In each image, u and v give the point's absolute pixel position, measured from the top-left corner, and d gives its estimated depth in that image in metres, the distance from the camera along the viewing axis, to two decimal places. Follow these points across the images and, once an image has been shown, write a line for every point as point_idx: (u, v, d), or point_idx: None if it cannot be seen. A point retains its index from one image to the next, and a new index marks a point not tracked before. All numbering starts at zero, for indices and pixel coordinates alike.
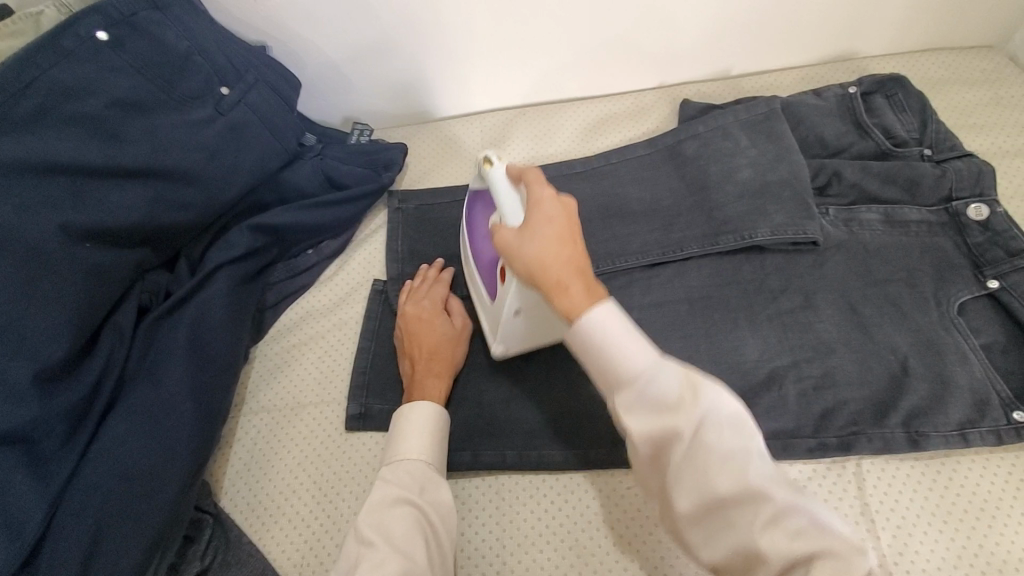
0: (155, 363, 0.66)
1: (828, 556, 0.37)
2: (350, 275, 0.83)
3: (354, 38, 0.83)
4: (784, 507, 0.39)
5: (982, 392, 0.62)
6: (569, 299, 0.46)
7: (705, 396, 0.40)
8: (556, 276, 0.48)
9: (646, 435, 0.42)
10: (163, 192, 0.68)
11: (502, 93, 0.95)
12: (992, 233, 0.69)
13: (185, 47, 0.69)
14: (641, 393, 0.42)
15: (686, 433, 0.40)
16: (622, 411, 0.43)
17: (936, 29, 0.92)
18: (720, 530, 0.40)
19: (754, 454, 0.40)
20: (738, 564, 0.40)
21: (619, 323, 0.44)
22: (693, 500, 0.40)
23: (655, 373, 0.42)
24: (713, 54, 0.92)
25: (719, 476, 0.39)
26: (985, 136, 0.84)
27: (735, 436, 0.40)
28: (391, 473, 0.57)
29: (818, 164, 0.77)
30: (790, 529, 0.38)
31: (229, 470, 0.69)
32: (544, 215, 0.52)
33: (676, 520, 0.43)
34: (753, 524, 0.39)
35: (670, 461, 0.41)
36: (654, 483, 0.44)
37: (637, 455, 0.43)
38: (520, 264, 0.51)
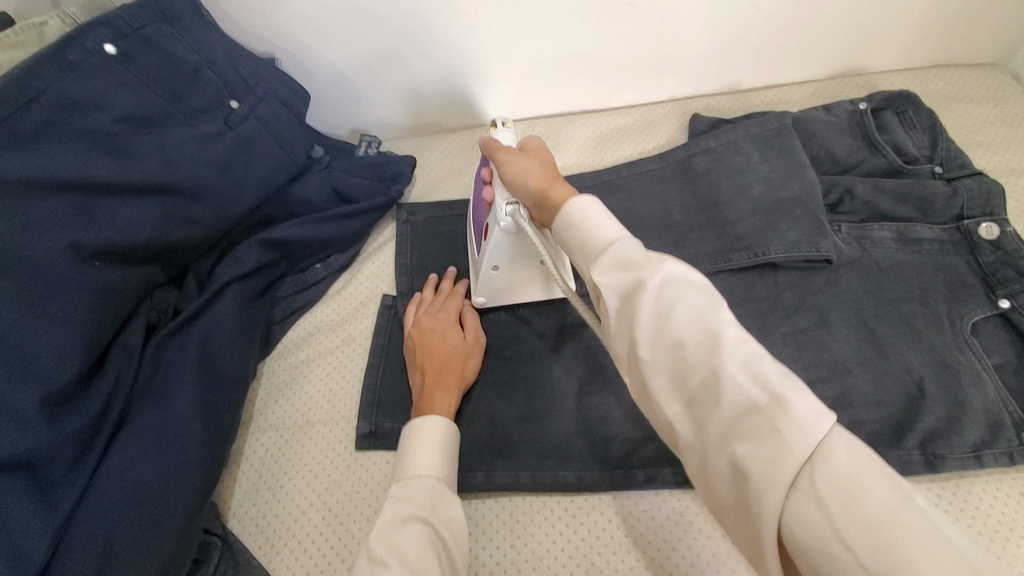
0: (163, 381, 0.65)
1: (785, 405, 0.35)
2: (358, 290, 0.82)
3: (363, 49, 0.82)
4: (748, 356, 0.38)
5: (996, 413, 0.62)
6: (562, 197, 0.51)
7: (672, 259, 0.42)
8: (550, 183, 0.54)
9: (616, 289, 0.42)
10: (172, 208, 0.67)
11: (510, 105, 0.94)
12: (1003, 252, 0.69)
13: (193, 60, 0.68)
14: (612, 254, 0.43)
15: (651, 280, 0.40)
16: (596, 270, 0.44)
17: (943, 45, 0.92)
18: (682, 379, 0.39)
19: (719, 308, 0.40)
20: (701, 422, 0.39)
21: (587, 200, 0.47)
22: (656, 346, 0.40)
23: (624, 236, 0.44)
24: (722, 68, 0.92)
25: (681, 321, 0.39)
26: (994, 153, 0.84)
27: (701, 295, 0.40)
28: (401, 490, 0.56)
29: (829, 181, 0.77)
30: (753, 373, 0.37)
31: (237, 490, 0.68)
32: (537, 150, 0.61)
33: (642, 380, 0.41)
34: (713, 364, 0.38)
35: (635, 312, 0.41)
36: (622, 352, 0.43)
37: (606, 313, 0.44)
38: (517, 179, 0.57)
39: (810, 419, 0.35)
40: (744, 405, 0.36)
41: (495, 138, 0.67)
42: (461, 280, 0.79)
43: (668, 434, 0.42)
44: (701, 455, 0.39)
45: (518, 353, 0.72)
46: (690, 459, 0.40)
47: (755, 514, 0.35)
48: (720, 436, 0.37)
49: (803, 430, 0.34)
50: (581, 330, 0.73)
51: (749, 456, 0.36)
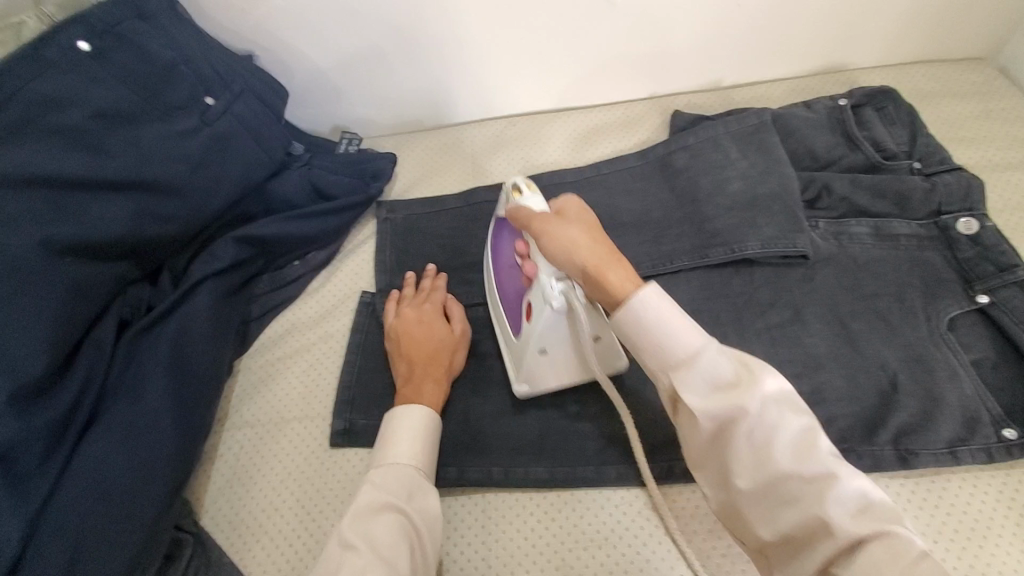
0: (136, 377, 0.64)
1: (885, 534, 0.38)
2: (337, 287, 0.82)
3: (342, 47, 0.82)
4: (845, 485, 0.40)
5: (972, 408, 0.61)
6: (617, 281, 0.50)
7: (763, 380, 0.43)
8: (604, 258, 0.52)
9: (708, 412, 0.44)
10: (146, 205, 0.67)
11: (492, 103, 0.94)
12: (982, 248, 0.68)
13: (169, 56, 0.68)
14: (702, 378, 0.45)
15: (749, 406, 0.42)
16: (683, 389, 0.45)
17: (926, 41, 0.92)
18: (779, 505, 0.42)
19: (813, 434, 0.42)
20: (800, 542, 0.42)
21: (663, 305, 0.47)
22: (753, 473, 0.42)
23: (713, 354, 0.45)
24: (704, 65, 0.92)
25: (779, 450, 0.41)
26: (976, 148, 0.84)
27: (795, 420, 0.42)
28: (379, 476, 0.56)
29: (807, 177, 0.76)
30: (848, 505, 0.40)
31: (211, 486, 0.68)
32: (577, 212, 0.58)
33: (737, 501, 0.44)
34: (815, 496, 0.40)
35: (731, 438, 0.43)
36: (714, 467, 0.46)
37: (693, 431, 0.45)
38: (568, 254, 0.53)
39: (907, 546, 0.37)
40: (843, 535, 0.39)
41: (523, 203, 0.61)
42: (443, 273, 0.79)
43: (764, 546, 0.44)
44: (799, 572, 0.42)
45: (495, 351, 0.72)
46: (788, 571, 0.43)
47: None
48: (820, 562, 0.40)
49: (896, 557, 0.37)
50: None
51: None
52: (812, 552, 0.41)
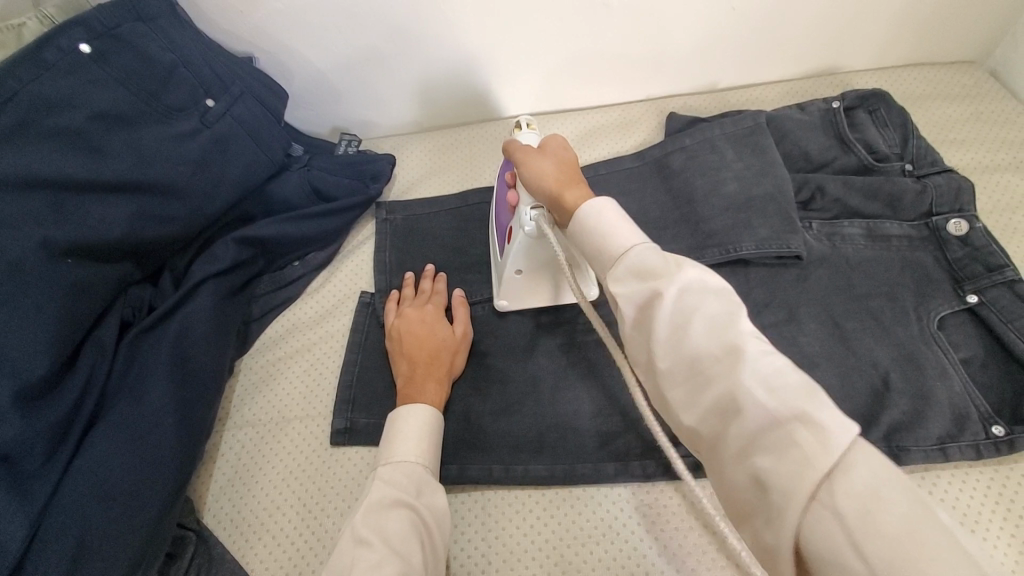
0: (137, 377, 0.65)
1: (804, 415, 0.35)
2: (336, 287, 0.82)
3: (341, 49, 0.83)
4: (764, 363, 0.37)
5: (961, 406, 0.63)
6: (573, 201, 0.53)
7: (687, 269, 0.42)
8: (566, 184, 0.55)
9: (635, 301, 0.43)
10: (146, 206, 0.68)
11: (490, 104, 0.95)
12: (972, 248, 0.70)
13: (169, 58, 0.69)
14: (631, 267, 0.44)
15: (668, 290, 0.41)
16: (613, 278, 0.45)
17: (917, 44, 0.94)
18: (699, 387, 0.39)
19: (736, 316, 0.40)
20: (720, 428, 0.38)
21: (612, 212, 0.49)
22: (673, 354, 0.41)
23: (643, 247, 0.45)
24: (700, 67, 0.93)
25: (696, 329, 0.40)
26: (966, 150, 0.85)
27: (719, 306, 0.40)
28: (387, 473, 0.56)
29: (801, 178, 0.77)
30: (771, 387, 0.36)
31: (213, 485, 0.69)
32: (557, 147, 0.60)
33: (663, 388, 0.42)
34: (729, 374, 0.38)
35: (652, 320, 0.41)
36: (642, 358, 0.44)
37: (624, 321, 0.45)
38: (536, 179, 0.57)
39: (830, 428, 0.34)
40: (760, 415, 0.36)
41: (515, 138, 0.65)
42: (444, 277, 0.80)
43: (693, 438, 0.41)
44: (724, 461, 0.38)
45: (494, 350, 0.73)
46: (716, 465, 0.39)
47: (772, 521, 0.35)
48: (738, 445, 0.37)
49: (820, 442, 0.33)
50: (555, 330, 0.73)
51: (764, 463, 0.35)
52: (729, 437, 0.38)
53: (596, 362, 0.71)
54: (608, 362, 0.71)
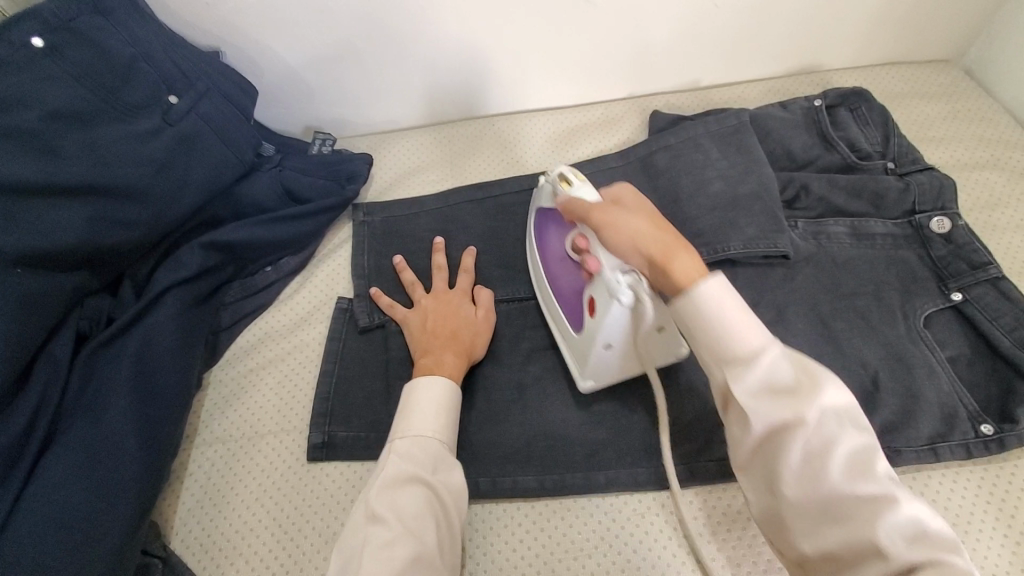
0: (97, 395, 0.61)
1: (938, 562, 0.38)
2: (312, 293, 0.78)
3: (313, 44, 0.79)
4: (901, 506, 0.40)
5: (950, 405, 0.63)
6: (683, 269, 0.49)
7: (827, 391, 0.43)
8: (670, 241, 0.51)
9: (766, 419, 0.44)
10: (105, 210, 0.63)
11: (469, 103, 0.93)
12: (954, 246, 0.70)
13: (128, 52, 0.65)
14: (762, 382, 0.44)
15: (807, 416, 0.42)
16: (741, 389, 0.44)
17: (896, 43, 0.94)
18: (826, 522, 0.41)
19: (872, 451, 0.42)
20: (845, 559, 0.41)
21: (730, 301, 0.47)
22: (806, 489, 0.42)
23: (775, 358, 0.45)
24: (684, 65, 0.92)
25: (835, 465, 0.41)
26: (945, 148, 0.86)
27: (858, 436, 0.42)
28: (403, 447, 0.53)
29: (785, 177, 0.77)
30: (903, 532, 0.39)
31: (181, 508, 0.65)
32: (635, 202, 0.57)
33: (782, 512, 0.43)
34: (871, 518, 0.39)
35: (787, 445, 0.42)
36: (760, 471, 0.45)
37: (741, 434, 0.45)
38: (630, 239, 0.52)
39: (960, 571, 0.37)
40: (894, 560, 0.38)
41: (575, 197, 0.59)
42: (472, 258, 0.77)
43: (801, 559, 0.43)
44: None
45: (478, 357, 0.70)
46: None
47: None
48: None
49: None
50: (543, 335, 0.71)
51: None
52: (857, 570, 0.40)
53: None
54: None
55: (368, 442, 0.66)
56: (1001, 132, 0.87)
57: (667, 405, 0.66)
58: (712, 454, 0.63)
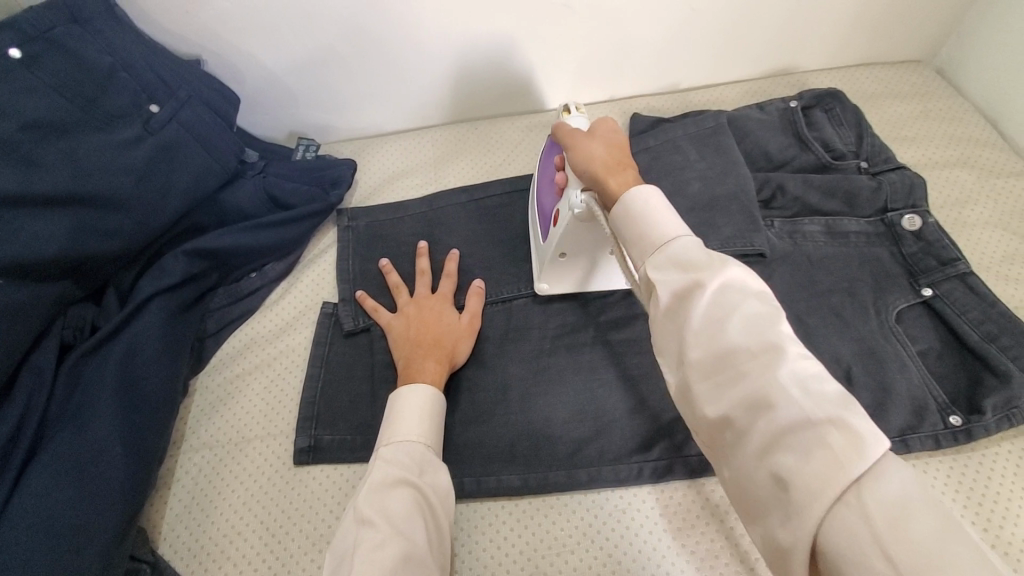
0: (82, 403, 0.61)
1: (836, 420, 0.35)
2: (298, 298, 0.79)
3: (294, 50, 0.80)
4: (801, 367, 0.38)
5: (920, 397, 0.64)
6: (615, 186, 0.52)
7: (733, 268, 0.43)
8: (617, 164, 0.54)
9: (672, 289, 0.43)
10: (87, 220, 0.64)
11: (451, 107, 0.93)
12: (924, 243, 0.72)
13: (106, 62, 0.65)
14: (671, 256, 0.45)
15: (709, 283, 0.42)
16: (652, 262, 0.46)
17: (870, 44, 0.96)
18: (726, 382, 0.39)
19: (777, 319, 0.41)
20: (742, 423, 0.38)
21: (655, 200, 0.48)
22: (706, 347, 0.40)
23: (687, 240, 0.45)
24: (663, 67, 0.93)
25: (733, 325, 0.40)
26: (917, 147, 0.88)
27: (762, 306, 0.41)
28: (389, 452, 0.55)
29: (762, 178, 0.78)
30: (804, 388, 0.37)
31: (169, 513, 0.65)
32: (608, 128, 0.59)
33: (687, 379, 0.42)
34: (764, 370, 0.38)
35: (689, 309, 0.42)
36: (670, 345, 0.43)
37: (656, 309, 0.44)
38: (586, 161, 0.56)
39: (862, 432, 0.34)
40: (791, 414, 0.36)
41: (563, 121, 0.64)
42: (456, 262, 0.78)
43: (713, 434, 0.41)
44: (742, 455, 0.38)
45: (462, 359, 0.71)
46: (733, 467, 0.39)
47: (789, 512, 0.35)
48: (761, 442, 0.37)
49: (849, 443, 0.34)
50: (526, 335, 0.73)
51: (791, 460, 0.35)
52: (752, 430, 0.38)
53: (567, 367, 0.70)
54: (579, 367, 0.70)
55: (354, 444, 0.67)
56: (971, 130, 0.89)
57: (647, 403, 0.67)
58: (691, 450, 0.64)
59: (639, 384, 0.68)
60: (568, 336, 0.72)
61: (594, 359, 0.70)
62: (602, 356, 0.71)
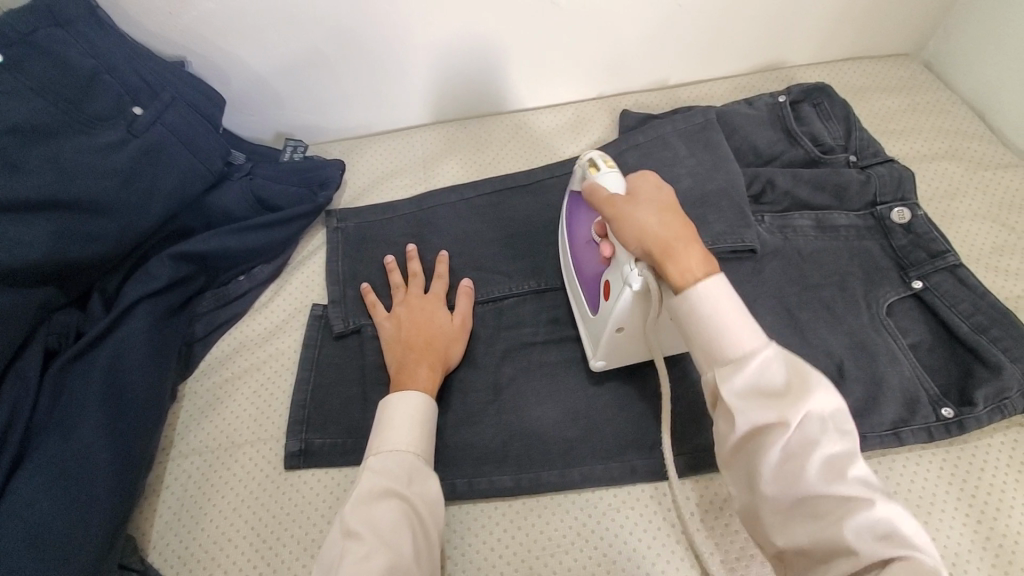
0: (67, 411, 0.60)
1: (909, 561, 0.39)
2: (287, 300, 0.78)
3: (280, 51, 0.79)
4: (874, 506, 0.41)
5: (911, 391, 0.65)
6: (681, 271, 0.49)
7: (813, 392, 0.44)
8: (678, 239, 0.50)
9: (749, 420, 0.45)
10: (69, 225, 0.63)
11: (440, 106, 0.93)
12: (914, 236, 0.72)
13: (89, 65, 0.64)
14: (751, 382, 0.45)
15: (792, 421, 0.43)
16: (728, 389, 0.45)
17: (857, 38, 0.96)
18: (801, 518, 0.43)
19: (852, 456, 0.43)
20: (815, 554, 0.42)
21: (729, 304, 0.47)
22: (784, 487, 0.43)
23: (766, 363, 0.46)
24: (652, 64, 0.93)
25: (814, 467, 0.42)
26: (904, 141, 0.88)
27: (840, 440, 0.43)
28: (377, 462, 0.54)
29: (751, 173, 0.78)
30: (878, 528, 0.40)
31: (158, 520, 0.64)
32: (654, 188, 0.55)
33: (758, 507, 0.45)
34: (842, 516, 0.41)
35: (769, 444, 0.43)
36: (742, 469, 0.46)
37: (728, 433, 0.46)
38: (638, 233, 0.51)
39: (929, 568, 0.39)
40: (866, 554, 0.40)
41: (600, 182, 0.58)
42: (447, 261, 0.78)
43: (779, 553, 0.45)
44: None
45: None
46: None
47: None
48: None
49: None
50: (518, 334, 0.72)
51: None
52: (829, 563, 0.41)
53: (559, 366, 0.70)
54: (571, 366, 0.70)
55: (345, 447, 0.66)
56: (959, 123, 0.89)
57: (639, 400, 0.67)
58: (683, 447, 0.64)
59: (631, 382, 0.68)
60: (560, 334, 0.72)
61: (586, 357, 0.70)
62: None
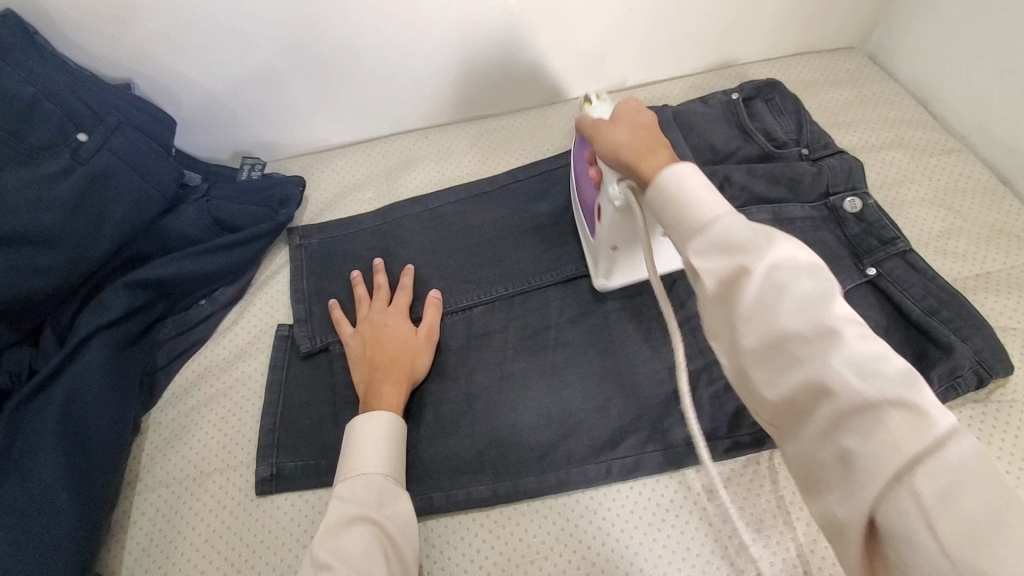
0: (22, 451, 0.58)
1: (902, 401, 0.35)
2: (252, 322, 0.77)
3: (231, 68, 0.78)
4: (858, 346, 0.37)
5: None
6: (651, 168, 0.50)
7: (782, 244, 0.41)
8: (650, 147, 0.52)
9: (718, 276, 0.42)
10: (17, 261, 0.62)
11: (400, 116, 0.92)
12: (866, 225, 0.75)
13: (29, 94, 0.62)
14: (713, 238, 0.43)
15: (758, 268, 0.40)
16: (692, 249, 0.44)
17: (804, 34, 0.99)
18: (784, 370, 0.39)
19: (829, 297, 0.39)
20: (802, 406, 0.39)
21: (693, 178, 0.46)
22: (758, 334, 0.40)
23: (729, 219, 0.43)
24: (608, 67, 0.94)
25: (785, 310, 0.39)
26: (853, 132, 0.91)
27: (818, 284, 0.40)
28: (346, 489, 0.54)
29: (709, 170, 0.80)
30: (863, 372, 0.37)
31: (127, 558, 0.63)
32: (632, 111, 0.57)
33: (743, 365, 0.42)
34: (821, 356, 0.38)
35: (739, 294, 0.41)
36: (722, 331, 0.43)
37: (704, 297, 0.43)
38: (613, 146, 0.55)
39: (926, 416, 0.34)
40: (852, 398, 0.36)
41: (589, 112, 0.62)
42: (413, 273, 0.77)
43: (771, 417, 0.42)
44: (802, 438, 0.39)
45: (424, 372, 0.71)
46: (791, 442, 0.41)
47: (848, 497, 0.36)
48: (823, 424, 0.38)
49: (914, 429, 0.34)
50: (489, 341, 0.72)
51: (852, 449, 0.36)
52: (815, 414, 0.38)
53: (530, 370, 0.70)
54: (543, 370, 0.70)
55: (318, 469, 0.65)
56: (903, 112, 0.93)
57: (611, 401, 0.67)
58: (656, 444, 0.65)
59: (602, 382, 0.69)
60: (530, 338, 0.72)
61: (557, 360, 0.71)
62: (564, 357, 0.71)
